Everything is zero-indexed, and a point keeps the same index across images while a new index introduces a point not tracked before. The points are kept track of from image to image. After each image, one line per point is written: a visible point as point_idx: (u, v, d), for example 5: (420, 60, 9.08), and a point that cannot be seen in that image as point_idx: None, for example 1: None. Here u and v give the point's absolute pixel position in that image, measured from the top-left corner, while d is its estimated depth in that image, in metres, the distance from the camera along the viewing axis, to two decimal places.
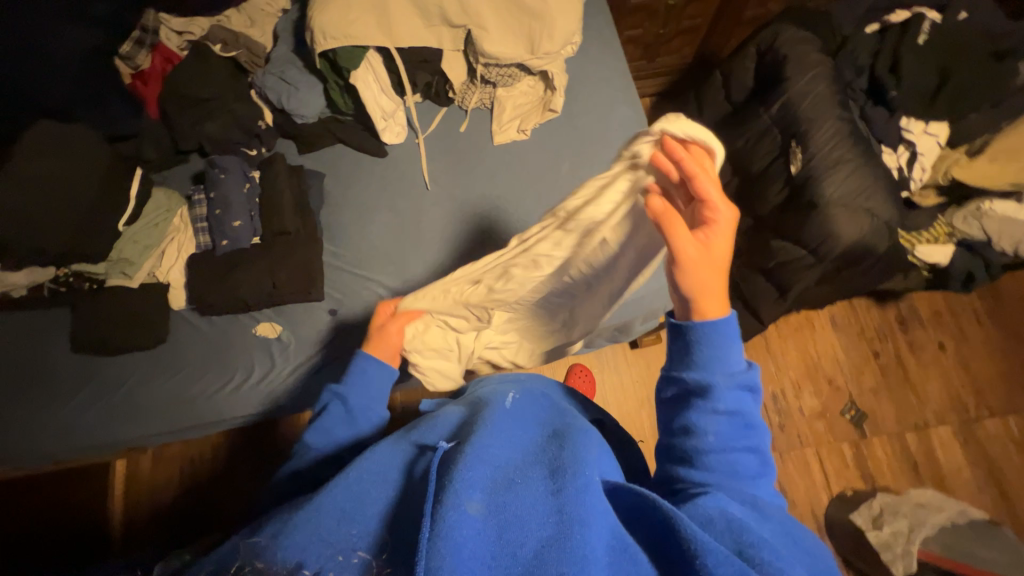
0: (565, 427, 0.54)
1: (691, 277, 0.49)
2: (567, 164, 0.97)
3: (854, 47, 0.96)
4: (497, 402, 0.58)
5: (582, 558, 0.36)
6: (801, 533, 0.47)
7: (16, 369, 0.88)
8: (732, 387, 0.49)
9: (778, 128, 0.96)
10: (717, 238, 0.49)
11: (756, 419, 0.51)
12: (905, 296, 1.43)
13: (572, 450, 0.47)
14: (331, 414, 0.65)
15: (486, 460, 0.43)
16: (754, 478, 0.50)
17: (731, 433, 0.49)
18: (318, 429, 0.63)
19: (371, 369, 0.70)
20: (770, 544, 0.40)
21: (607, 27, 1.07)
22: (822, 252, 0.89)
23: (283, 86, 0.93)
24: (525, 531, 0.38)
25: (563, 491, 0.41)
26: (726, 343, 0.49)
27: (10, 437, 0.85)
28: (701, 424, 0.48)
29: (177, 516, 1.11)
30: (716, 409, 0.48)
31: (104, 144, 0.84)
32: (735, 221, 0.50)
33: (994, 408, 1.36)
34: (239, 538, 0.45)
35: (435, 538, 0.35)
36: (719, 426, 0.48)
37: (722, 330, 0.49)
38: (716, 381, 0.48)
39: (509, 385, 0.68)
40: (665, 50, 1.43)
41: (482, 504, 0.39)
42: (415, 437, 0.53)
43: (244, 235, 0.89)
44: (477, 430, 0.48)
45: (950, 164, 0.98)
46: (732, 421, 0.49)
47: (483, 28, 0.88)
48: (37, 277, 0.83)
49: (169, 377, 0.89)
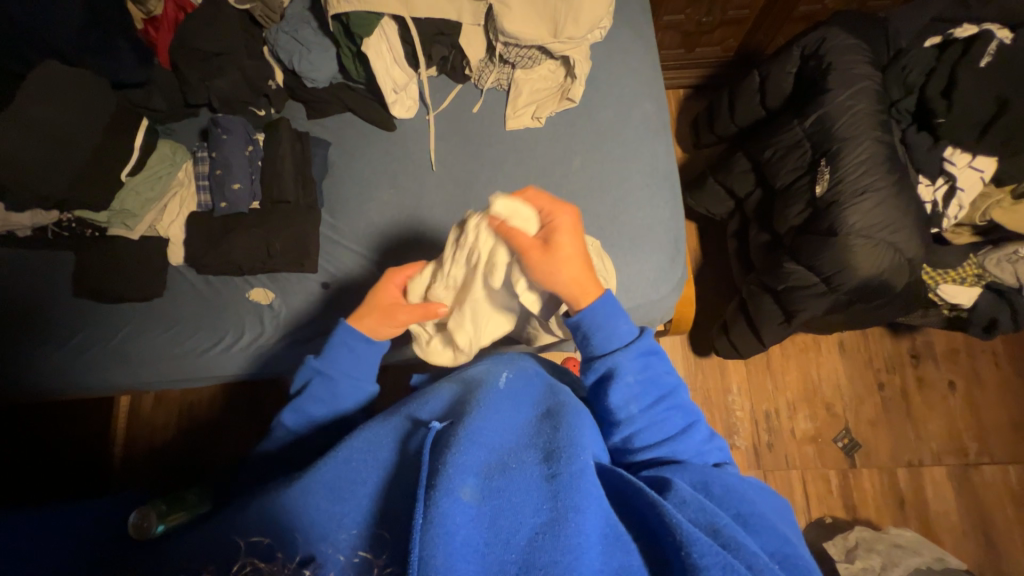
0: (558, 405, 0.55)
1: (566, 279, 0.59)
2: (579, 158, 0.93)
3: (907, 63, 0.89)
4: (490, 379, 0.59)
5: (576, 545, 0.39)
6: (748, 489, 0.52)
7: (20, 305, 0.91)
8: (633, 355, 0.58)
9: (810, 143, 0.90)
10: (566, 239, 0.61)
11: (666, 377, 0.59)
12: (922, 329, 1.36)
13: (568, 430, 0.49)
14: (313, 391, 0.64)
15: (479, 442, 0.45)
16: (682, 433, 0.57)
17: (644, 397, 0.57)
18: (296, 407, 0.63)
19: (358, 347, 0.67)
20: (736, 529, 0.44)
21: (642, 13, 1.01)
22: (836, 281, 0.85)
23: (295, 47, 0.90)
24: (518, 518, 0.40)
25: (558, 476, 0.43)
26: (614, 317, 0.59)
27: (14, 369, 0.89)
28: (617, 397, 0.56)
29: (167, 459, 1.16)
30: (625, 381, 0.56)
31: (109, 90, 0.82)
32: (574, 220, 0.62)
33: (995, 455, 1.31)
34: (219, 520, 0.48)
35: (429, 525, 0.37)
36: (631, 394, 0.57)
37: (603, 308, 0.59)
38: (617, 357, 0.57)
39: (503, 363, 0.65)
40: (705, 41, 1.34)
41: (475, 489, 0.41)
42: (407, 412, 0.54)
43: (244, 199, 0.88)
44: (470, 411, 0.50)
45: (992, 205, 0.91)
46: (641, 384, 0.57)
47: (506, 5, 0.83)
48: (41, 220, 0.83)
49: (163, 330, 0.91)
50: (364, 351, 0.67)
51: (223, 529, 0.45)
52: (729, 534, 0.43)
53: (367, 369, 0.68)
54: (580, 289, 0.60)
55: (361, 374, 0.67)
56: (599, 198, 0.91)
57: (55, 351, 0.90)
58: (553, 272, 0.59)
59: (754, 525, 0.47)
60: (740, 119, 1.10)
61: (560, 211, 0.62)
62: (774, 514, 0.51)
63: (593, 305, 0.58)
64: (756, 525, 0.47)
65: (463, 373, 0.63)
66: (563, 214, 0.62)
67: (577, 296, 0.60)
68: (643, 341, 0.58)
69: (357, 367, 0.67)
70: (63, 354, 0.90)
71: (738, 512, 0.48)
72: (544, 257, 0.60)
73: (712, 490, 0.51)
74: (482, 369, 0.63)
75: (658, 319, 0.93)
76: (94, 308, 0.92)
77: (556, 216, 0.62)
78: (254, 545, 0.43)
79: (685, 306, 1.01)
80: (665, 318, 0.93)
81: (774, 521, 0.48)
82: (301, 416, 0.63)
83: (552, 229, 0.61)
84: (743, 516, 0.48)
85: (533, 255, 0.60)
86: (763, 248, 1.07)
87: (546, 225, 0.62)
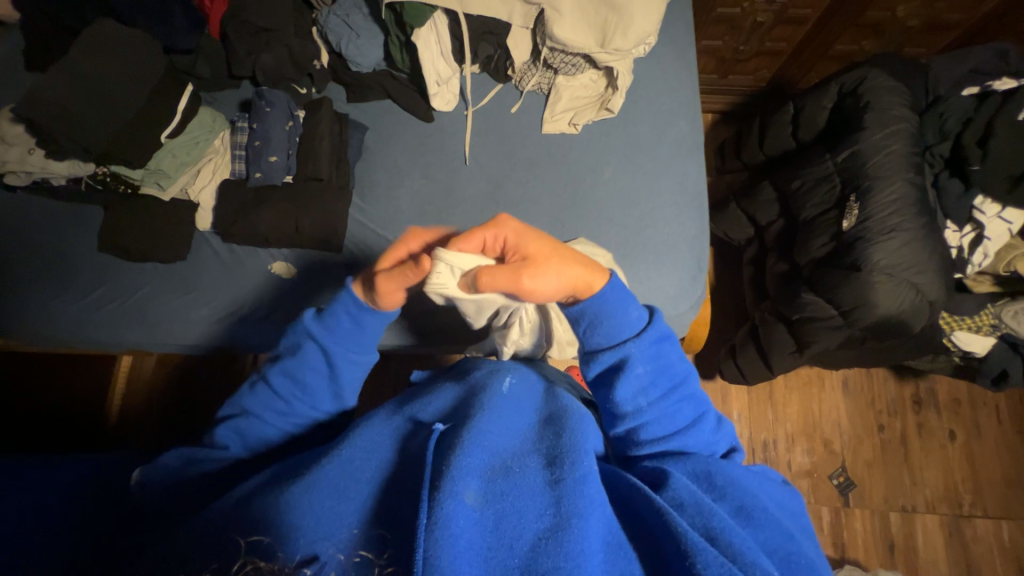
0: (560, 408, 0.54)
1: (562, 287, 0.54)
2: (610, 169, 0.94)
3: (943, 110, 0.91)
4: (492, 384, 0.56)
5: (579, 552, 0.38)
6: (760, 489, 0.50)
7: (45, 253, 0.92)
8: (645, 345, 0.55)
9: (839, 177, 0.91)
10: (531, 244, 0.55)
11: (678, 366, 0.56)
12: (928, 376, 1.36)
13: (570, 436, 0.48)
14: (304, 358, 0.62)
15: (483, 446, 0.45)
16: (696, 427, 0.55)
17: (659, 390, 0.55)
18: (284, 369, 0.62)
19: (361, 319, 0.63)
20: (732, 527, 0.43)
21: (686, 35, 1.02)
22: (852, 316, 0.86)
23: (345, 31, 0.92)
24: (522, 522, 0.40)
25: (562, 482, 0.43)
26: (623, 304, 0.55)
27: (32, 317, 0.90)
28: (628, 390, 0.54)
29: (165, 420, 1.16)
30: (635, 370, 0.54)
31: (159, 51, 0.82)
32: (521, 223, 0.56)
33: (989, 510, 1.31)
34: (238, 497, 0.47)
35: (434, 527, 0.37)
36: (641, 387, 0.54)
37: (610, 296, 0.55)
38: (627, 348, 0.54)
39: (502, 364, 0.64)
40: (739, 69, 1.36)
41: (479, 493, 0.41)
42: (409, 412, 0.54)
43: (278, 172, 0.89)
44: (475, 413, 0.49)
45: (1017, 256, 0.91)
46: (653, 379, 0.55)
47: (557, 11, 0.84)
48: (77, 171, 0.84)
49: (181, 294, 0.92)
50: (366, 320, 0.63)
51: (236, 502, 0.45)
52: (719, 530, 0.42)
53: (365, 347, 0.65)
54: (585, 278, 0.55)
55: (354, 348, 0.64)
56: (626, 208, 0.92)
57: (73, 302, 0.91)
58: (549, 279, 0.53)
59: (756, 518, 0.46)
60: (770, 148, 1.11)
61: (500, 224, 0.57)
62: (785, 517, 0.49)
63: (602, 290, 0.55)
64: (767, 525, 0.46)
65: (466, 374, 0.61)
66: (509, 227, 0.56)
67: (584, 288, 0.55)
68: (652, 328, 0.55)
69: (357, 341, 0.64)
70: (82, 308, 0.91)
71: (742, 505, 0.47)
72: (533, 273, 0.53)
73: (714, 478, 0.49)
74: (483, 371, 0.60)
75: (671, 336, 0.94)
76: (116, 263, 0.93)
77: (504, 236, 0.56)
78: (253, 545, 0.41)
79: (699, 327, 1.01)
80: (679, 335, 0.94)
81: (778, 517, 0.47)
82: (294, 387, 0.61)
83: (509, 239, 0.56)
84: (747, 510, 0.47)
85: (529, 293, 0.53)
86: (779, 278, 1.07)
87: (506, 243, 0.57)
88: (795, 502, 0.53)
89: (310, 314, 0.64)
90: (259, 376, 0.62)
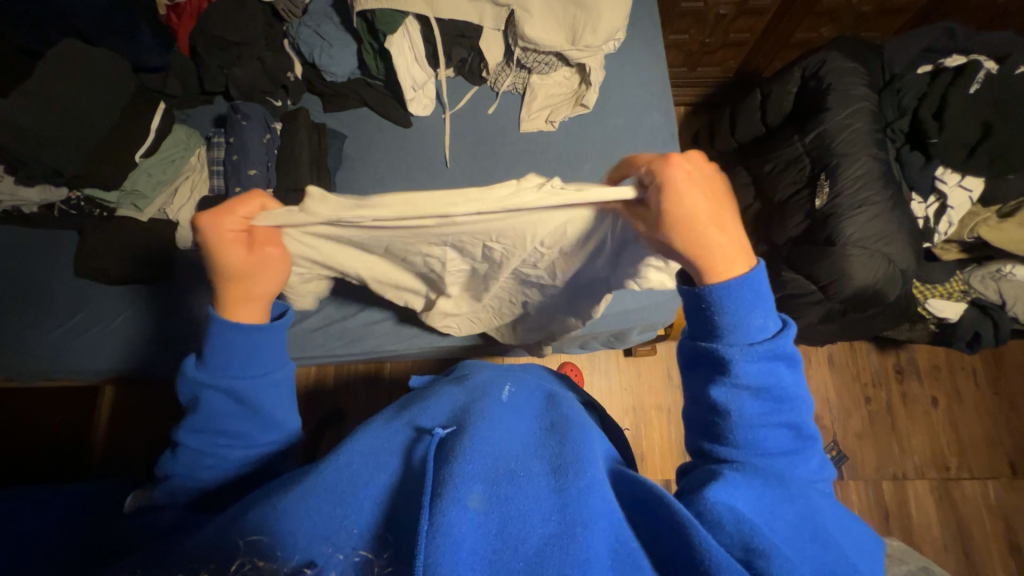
0: (563, 416, 0.54)
1: (689, 252, 0.50)
2: (590, 162, 0.96)
3: (901, 87, 0.95)
4: (492, 391, 0.56)
5: (583, 560, 0.39)
6: (833, 518, 0.46)
7: (20, 282, 0.90)
8: (758, 358, 0.47)
9: (810, 157, 0.94)
10: (689, 197, 0.50)
11: (793, 391, 0.48)
12: (907, 346, 1.41)
13: (574, 445, 0.48)
14: (208, 410, 0.52)
15: (485, 451, 0.45)
16: (788, 451, 0.48)
17: (760, 403, 0.47)
18: (195, 427, 0.52)
19: (245, 340, 0.52)
20: (777, 548, 0.39)
21: (653, 29, 1.06)
22: (832, 289, 0.88)
23: (317, 41, 0.93)
24: (527, 526, 0.40)
25: (566, 490, 0.43)
26: (748, 305, 0.47)
27: (7, 349, 0.88)
28: (720, 394, 0.47)
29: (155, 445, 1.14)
30: (738, 383, 0.47)
31: (128, 70, 0.81)
32: (693, 171, 0.51)
33: (974, 471, 1.36)
34: (234, 512, 0.44)
35: (434, 532, 0.37)
36: (742, 399, 0.47)
37: (743, 288, 0.47)
38: (738, 354, 0.47)
39: (503, 373, 0.61)
40: (707, 61, 1.40)
41: (483, 496, 0.41)
42: (409, 418, 0.52)
43: (258, 185, 0.86)
44: (474, 422, 0.48)
45: (979, 223, 0.98)
46: (757, 394, 0.47)
47: (527, 11, 0.86)
48: (49, 196, 0.83)
49: (165, 315, 0.91)
50: (259, 340, 0.53)
51: (227, 522, 0.43)
52: (762, 545, 0.39)
53: (276, 358, 0.55)
54: (716, 259, 0.49)
55: (250, 370, 0.53)
56: None
57: (53, 330, 0.89)
58: (666, 240, 0.51)
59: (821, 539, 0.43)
60: (741, 135, 1.14)
61: (669, 164, 0.51)
62: (852, 548, 0.45)
63: (732, 281, 0.47)
64: (827, 549, 0.43)
65: (466, 377, 0.60)
66: (676, 166, 0.51)
67: (709, 267, 0.49)
68: (778, 342, 0.47)
69: (251, 361, 0.53)
70: (60, 335, 0.89)
71: (808, 520, 0.44)
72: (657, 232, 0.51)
73: (792, 492, 0.44)
74: (483, 376, 0.59)
75: (660, 323, 0.97)
76: (94, 287, 0.91)
77: (665, 170, 0.51)
78: (252, 544, 0.41)
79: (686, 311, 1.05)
80: (666, 321, 0.97)
81: (844, 549, 0.43)
82: (219, 435, 0.52)
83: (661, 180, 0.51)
84: (814, 527, 0.44)
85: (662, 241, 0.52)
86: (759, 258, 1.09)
87: (653, 185, 0.52)
88: (867, 537, 0.48)
89: (190, 359, 0.53)
90: (174, 444, 0.54)
